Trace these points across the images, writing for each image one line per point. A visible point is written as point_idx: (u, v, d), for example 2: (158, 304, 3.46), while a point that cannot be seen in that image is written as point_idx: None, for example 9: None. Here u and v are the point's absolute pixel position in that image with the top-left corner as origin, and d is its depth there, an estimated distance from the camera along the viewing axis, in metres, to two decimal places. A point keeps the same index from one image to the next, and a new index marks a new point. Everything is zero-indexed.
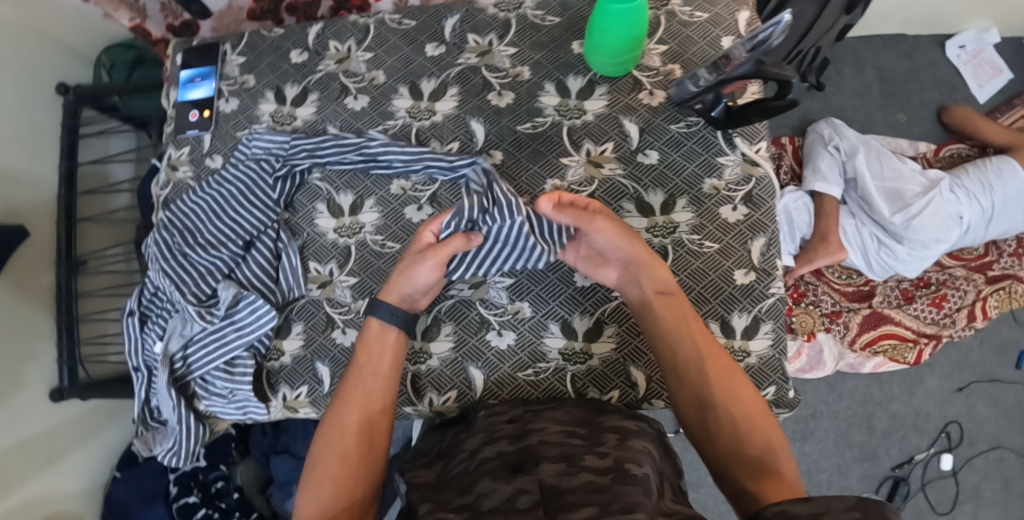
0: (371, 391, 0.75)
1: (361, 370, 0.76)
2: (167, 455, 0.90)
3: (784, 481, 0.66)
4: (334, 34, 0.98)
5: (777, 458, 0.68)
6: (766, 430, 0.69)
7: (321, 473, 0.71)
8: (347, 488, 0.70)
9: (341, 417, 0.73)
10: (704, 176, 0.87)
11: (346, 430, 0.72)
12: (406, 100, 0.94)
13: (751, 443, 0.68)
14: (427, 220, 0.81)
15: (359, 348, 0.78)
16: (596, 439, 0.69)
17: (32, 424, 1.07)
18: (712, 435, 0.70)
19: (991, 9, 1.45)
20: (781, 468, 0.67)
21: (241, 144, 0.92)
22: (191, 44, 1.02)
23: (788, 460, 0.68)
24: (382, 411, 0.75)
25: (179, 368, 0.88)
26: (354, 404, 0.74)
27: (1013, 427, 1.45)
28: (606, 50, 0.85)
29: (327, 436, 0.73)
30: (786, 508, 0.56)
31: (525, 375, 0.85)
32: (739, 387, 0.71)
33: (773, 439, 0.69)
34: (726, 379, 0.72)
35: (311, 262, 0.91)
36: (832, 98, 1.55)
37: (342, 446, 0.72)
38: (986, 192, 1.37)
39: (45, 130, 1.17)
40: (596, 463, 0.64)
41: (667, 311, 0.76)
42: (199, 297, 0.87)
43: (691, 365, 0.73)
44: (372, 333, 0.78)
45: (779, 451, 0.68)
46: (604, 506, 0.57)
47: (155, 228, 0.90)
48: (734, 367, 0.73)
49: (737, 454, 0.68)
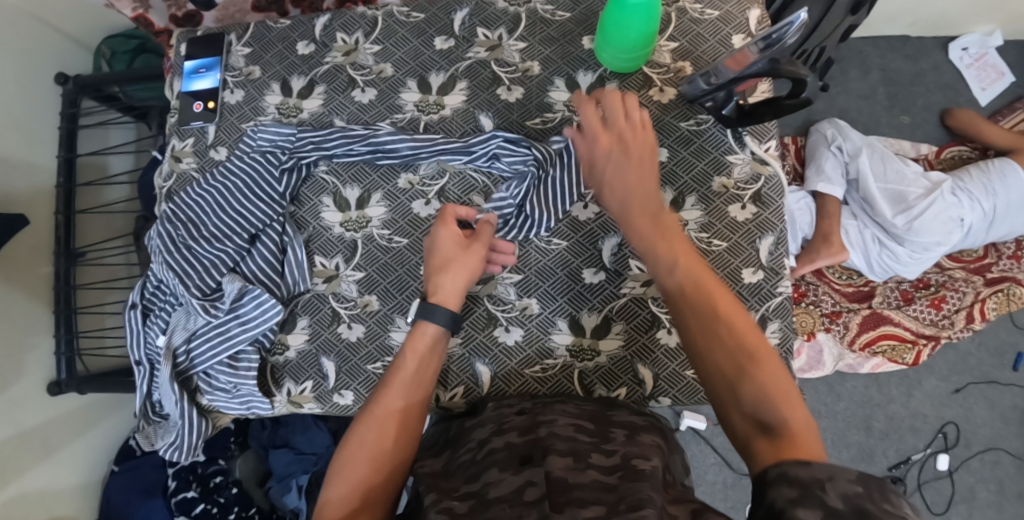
0: (412, 401, 0.74)
1: (406, 376, 0.74)
2: (168, 448, 0.89)
3: (797, 439, 0.57)
4: (342, 26, 0.97)
5: (788, 410, 0.59)
6: (775, 379, 0.61)
7: (348, 473, 0.69)
8: (373, 494, 0.68)
9: (377, 423, 0.71)
10: (714, 174, 0.87)
11: (383, 435, 0.71)
12: (415, 93, 0.93)
13: (757, 390, 0.60)
14: (447, 218, 0.82)
15: (406, 350, 0.76)
16: (605, 435, 0.69)
17: (28, 417, 1.06)
18: (715, 384, 0.63)
19: (995, 13, 1.45)
20: (795, 422, 0.58)
21: (246, 136, 0.91)
22: (196, 34, 1.00)
23: (803, 416, 0.59)
24: (417, 424, 0.73)
25: (181, 363, 0.86)
26: (395, 411, 0.72)
27: (1009, 430, 1.45)
28: (620, 46, 0.85)
29: (361, 436, 0.71)
30: (788, 465, 0.51)
31: (531, 372, 0.84)
32: (745, 328, 0.64)
33: (783, 391, 0.60)
34: (733, 322, 0.64)
35: (317, 256, 0.90)
36: (836, 99, 1.56)
37: (376, 448, 0.70)
38: (988, 195, 1.37)
39: (44, 120, 1.16)
40: (604, 461, 0.64)
41: (666, 254, 0.70)
42: (203, 291, 0.86)
43: (687, 306, 0.66)
44: (426, 341, 0.76)
45: (789, 405, 0.59)
46: (612, 504, 0.57)
47: (158, 220, 0.89)
48: (740, 309, 0.66)
49: (742, 403, 0.61)
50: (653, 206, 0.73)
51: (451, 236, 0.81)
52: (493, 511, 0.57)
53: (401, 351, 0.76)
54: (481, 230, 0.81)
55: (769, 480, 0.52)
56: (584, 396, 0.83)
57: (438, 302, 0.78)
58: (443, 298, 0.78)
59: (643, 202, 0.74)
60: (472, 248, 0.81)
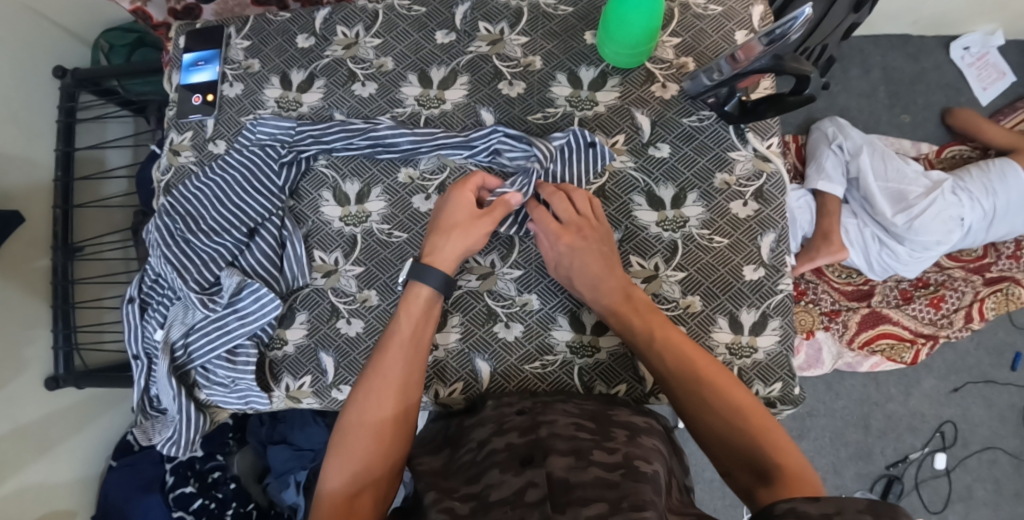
0: (410, 366, 0.74)
1: (403, 340, 0.75)
2: (165, 444, 0.88)
3: (794, 482, 0.62)
4: (342, 20, 0.96)
5: (780, 453, 0.64)
6: (762, 426, 0.66)
7: (350, 446, 0.70)
8: (378, 467, 0.69)
9: (377, 394, 0.72)
10: (716, 171, 0.87)
11: (382, 404, 0.71)
12: (415, 88, 0.92)
13: (748, 442, 0.66)
14: (464, 188, 0.81)
15: (401, 315, 0.77)
16: (607, 434, 0.68)
17: (26, 412, 1.05)
18: (710, 444, 0.68)
19: (997, 12, 1.45)
20: (789, 466, 0.64)
21: (245, 129, 0.91)
22: (195, 27, 1.00)
23: (796, 456, 0.64)
24: (415, 389, 0.74)
25: (179, 356, 0.86)
26: (394, 376, 0.73)
27: (1006, 430, 1.45)
28: (622, 41, 0.84)
29: (362, 406, 0.71)
30: None
31: (531, 368, 0.84)
32: (725, 387, 0.69)
33: (771, 435, 0.66)
34: (713, 381, 0.69)
35: (316, 251, 0.89)
36: (836, 97, 1.56)
37: (377, 417, 0.71)
38: (988, 195, 1.37)
39: (41, 113, 1.15)
40: (606, 458, 0.63)
41: (643, 329, 0.75)
42: (202, 284, 0.86)
43: (672, 379, 0.71)
44: (421, 303, 0.78)
45: (781, 447, 0.65)
46: (614, 503, 0.56)
47: (156, 214, 0.88)
48: (717, 367, 0.71)
49: (741, 459, 0.66)
50: (623, 283, 0.78)
51: (464, 202, 0.81)
52: (495, 513, 0.57)
53: (395, 318, 0.77)
54: (495, 207, 0.80)
55: (775, 512, 0.52)
56: (585, 392, 0.83)
57: (432, 262, 0.79)
58: (437, 259, 0.79)
59: (611, 282, 0.78)
60: (481, 219, 0.80)
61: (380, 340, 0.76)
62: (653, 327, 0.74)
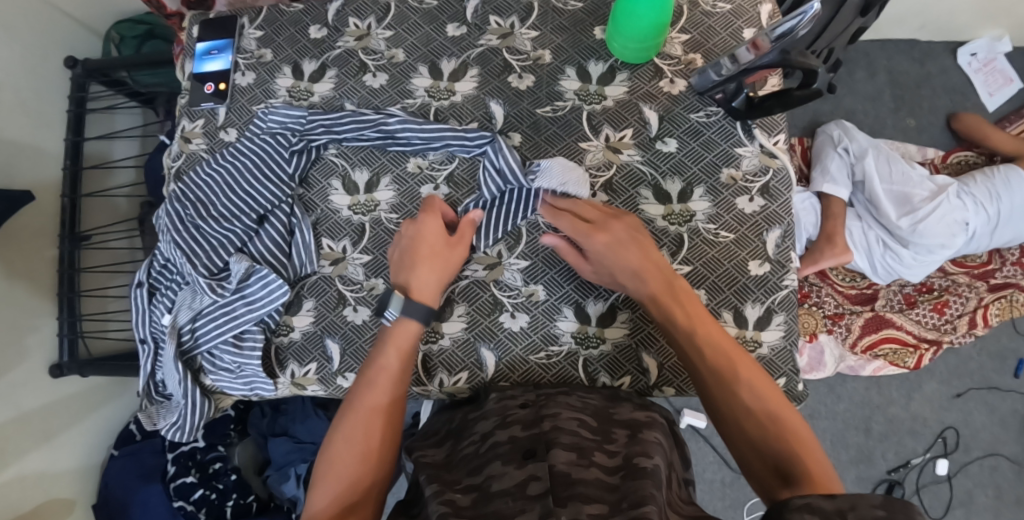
0: (392, 400, 0.74)
1: (387, 373, 0.75)
2: (170, 429, 0.89)
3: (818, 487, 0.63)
4: (354, 11, 0.97)
5: (800, 449, 0.65)
6: (782, 416, 0.68)
7: (336, 477, 0.69)
8: (361, 493, 0.69)
9: (361, 425, 0.72)
10: (722, 166, 0.87)
11: (367, 435, 0.71)
12: (425, 79, 0.93)
13: (768, 433, 0.67)
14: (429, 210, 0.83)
15: (389, 348, 0.76)
16: (607, 436, 0.69)
17: (30, 399, 1.06)
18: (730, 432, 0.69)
19: (1004, 18, 1.45)
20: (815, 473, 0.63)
21: (256, 118, 0.91)
22: (208, 17, 1.01)
23: (824, 465, 0.65)
24: (396, 419, 0.74)
25: (186, 341, 0.87)
26: (375, 409, 0.73)
27: (1009, 437, 1.45)
28: (631, 35, 0.85)
29: (346, 438, 0.71)
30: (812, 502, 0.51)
31: (536, 359, 0.84)
32: (761, 390, 0.69)
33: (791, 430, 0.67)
34: (751, 383, 0.69)
35: (324, 239, 0.90)
36: (842, 100, 1.56)
37: (362, 448, 0.71)
38: (993, 201, 1.37)
39: (52, 102, 1.17)
40: (607, 462, 0.64)
41: (686, 323, 0.73)
42: (210, 269, 0.86)
43: (698, 362, 0.72)
44: (409, 338, 0.77)
45: (810, 455, 0.65)
46: (614, 505, 0.57)
47: (167, 200, 0.89)
48: (757, 368, 0.71)
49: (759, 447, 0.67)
50: (669, 274, 0.77)
51: (435, 224, 0.82)
52: (496, 505, 0.57)
53: (380, 348, 0.76)
54: (462, 229, 0.83)
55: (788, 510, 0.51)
56: (589, 384, 0.83)
57: (419, 296, 0.79)
58: (423, 293, 0.79)
59: (658, 272, 0.76)
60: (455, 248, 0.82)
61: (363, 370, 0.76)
62: (697, 323, 0.73)
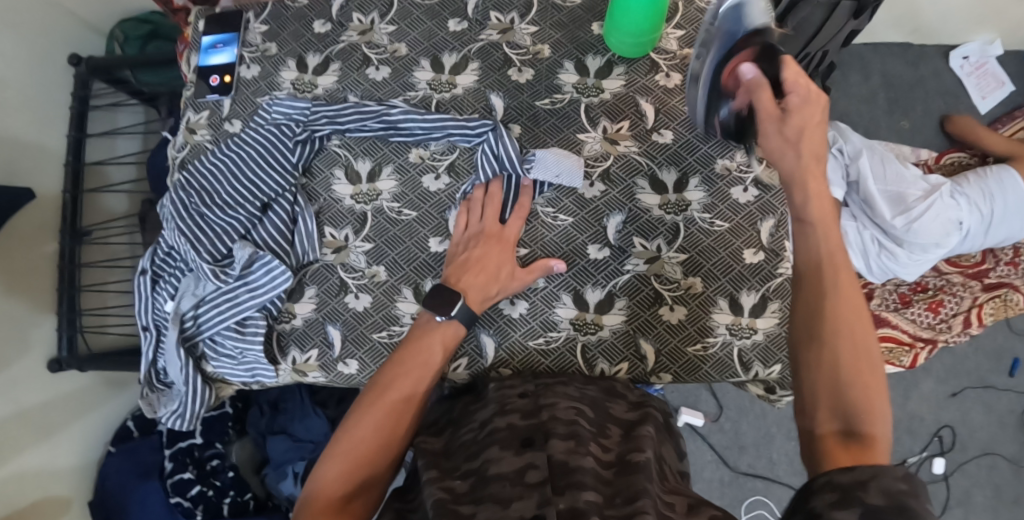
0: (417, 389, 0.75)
1: (425, 358, 0.77)
2: (171, 416, 0.90)
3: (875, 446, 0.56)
4: (358, 7, 0.99)
5: (864, 386, 0.59)
6: (857, 342, 0.61)
7: (350, 452, 0.69)
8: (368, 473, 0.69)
9: (385, 404, 0.72)
10: (717, 157, 0.89)
11: (386, 417, 0.72)
12: (427, 72, 0.95)
13: (839, 351, 0.61)
14: (487, 203, 0.88)
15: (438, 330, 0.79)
16: (602, 430, 0.70)
17: (29, 395, 1.07)
18: (799, 346, 0.63)
19: (995, 22, 1.48)
20: (874, 432, 0.57)
21: (262, 109, 0.93)
22: (214, 12, 1.03)
23: (885, 426, 0.58)
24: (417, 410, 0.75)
25: (189, 327, 0.87)
26: (400, 394, 0.73)
27: (1005, 436, 1.46)
28: (627, 30, 0.87)
29: (365, 415, 0.72)
30: (828, 476, 0.51)
31: (535, 344, 0.86)
32: (851, 327, 0.62)
33: (862, 365, 0.60)
34: (844, 318, 0.62)
35: (327, 227, 0.92)
36: (836, 102, 1.59)
37: (380, 426, 0.71)
38: (987, 199, 1.39)
39: (56, 100, 1.18)
40: (602, 456, 0.65)
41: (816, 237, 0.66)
42: (214, 256, 0.88)
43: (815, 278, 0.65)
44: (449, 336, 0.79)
45: (873, 407, 0.58)
46: (608, 497, 0.58)
47: (172, 189, 0.91)
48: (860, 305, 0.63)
49: (824, 371, 0.61)
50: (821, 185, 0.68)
51: (489, 220, 0.87)
52: (494, 489, 0.58)
53: (429, 333, 0.79)
54: (508, 231, 0.86)
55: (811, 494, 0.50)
56: (587, 371, 0.85)
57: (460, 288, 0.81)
58: (465, 286, 0.82)
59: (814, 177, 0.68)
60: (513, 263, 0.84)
61: (408, 351, 0.77)
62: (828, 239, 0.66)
